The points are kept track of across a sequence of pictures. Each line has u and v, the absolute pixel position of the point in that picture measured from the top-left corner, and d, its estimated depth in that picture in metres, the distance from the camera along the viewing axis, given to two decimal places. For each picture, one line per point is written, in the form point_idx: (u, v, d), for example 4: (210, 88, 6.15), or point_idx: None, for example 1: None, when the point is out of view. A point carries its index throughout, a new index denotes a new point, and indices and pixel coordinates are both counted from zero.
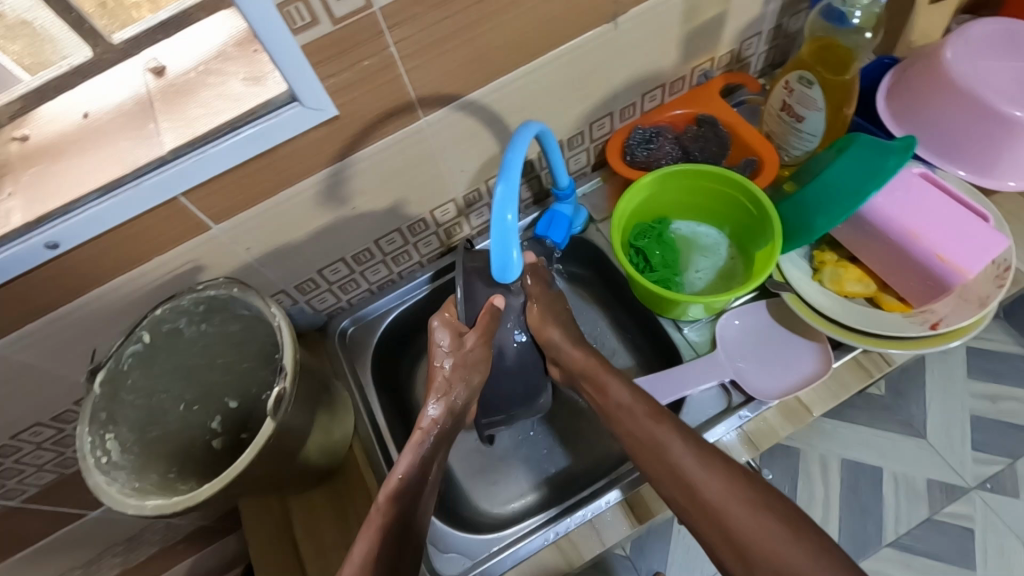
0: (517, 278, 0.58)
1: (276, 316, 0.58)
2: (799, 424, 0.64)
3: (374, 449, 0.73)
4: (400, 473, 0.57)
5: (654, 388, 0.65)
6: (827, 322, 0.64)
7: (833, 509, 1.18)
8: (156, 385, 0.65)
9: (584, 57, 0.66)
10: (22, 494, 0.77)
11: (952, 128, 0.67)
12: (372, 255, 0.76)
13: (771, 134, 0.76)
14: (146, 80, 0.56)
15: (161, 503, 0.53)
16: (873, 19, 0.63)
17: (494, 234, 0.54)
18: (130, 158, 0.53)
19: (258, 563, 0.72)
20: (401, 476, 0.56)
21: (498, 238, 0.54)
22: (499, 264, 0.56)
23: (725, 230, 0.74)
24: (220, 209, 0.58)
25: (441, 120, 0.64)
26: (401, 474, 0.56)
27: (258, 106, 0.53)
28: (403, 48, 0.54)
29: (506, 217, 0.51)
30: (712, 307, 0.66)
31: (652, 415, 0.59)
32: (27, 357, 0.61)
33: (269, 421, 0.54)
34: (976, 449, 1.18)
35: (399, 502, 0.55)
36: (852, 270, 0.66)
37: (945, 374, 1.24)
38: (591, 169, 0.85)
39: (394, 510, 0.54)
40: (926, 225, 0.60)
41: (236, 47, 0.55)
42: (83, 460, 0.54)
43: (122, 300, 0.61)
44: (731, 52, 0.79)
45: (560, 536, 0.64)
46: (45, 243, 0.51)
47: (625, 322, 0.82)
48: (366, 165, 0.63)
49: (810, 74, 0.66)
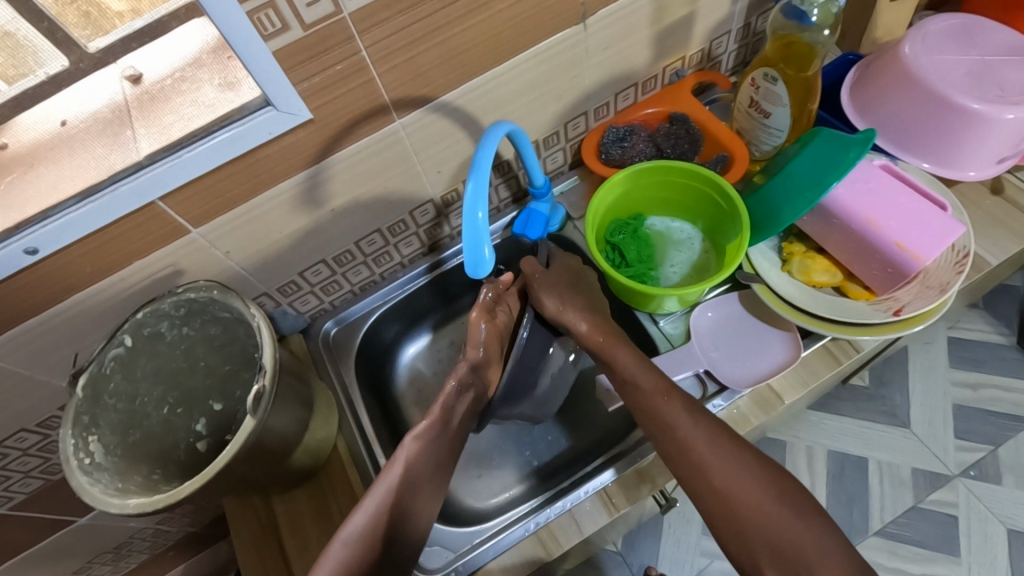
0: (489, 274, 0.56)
1: (256, 317, 0.59)
2: (771, 411, 0.65)
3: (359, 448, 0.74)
4: (403, 461, 0.59)
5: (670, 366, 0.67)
6: (795, 311, 0.66)
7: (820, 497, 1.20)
8: (138, 389, 0.65)
9: (552, 60, 0.68)
10: (9, 501, 0.77)
11: (914, 121, 0.69)
12: (354, 256, 0.77)
13: (741, 130, 0.78)
14: (123, 87, 0.56)
15: (143, 501, 0.54)
16: (831, 18, 0.65)
17: (466, 230, 0.54)
18: (106, 164, 0.54)
19: (246, 564, 0.72)
20: (405, 464, 0.59)
21: (470, 234, 0.53)
22: (471, 260, 0.54)
23: (699, 225, 0.76)
24: (199, 213, 0.59)
25: (415, 122, 0.65)
26: (404, 461, 0.59)
27: (233, 110, 0.55)
28: (374, 52, 0.55)
29: (477, 214, 0.52)
30: (686, 299, 0.68)
31: (659, 390, 0.60)
32: (8, 363, 0.61)
33: (249, 418, 0.55)
34: (959, 437, 1.20)
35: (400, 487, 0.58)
36: (819, 261, 0.67)
37: (926, 363, 1.27)
38: (569, 168, 0.87)
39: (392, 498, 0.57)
40: (886, 215, 0.62)
41: (211, 54, 0.55)
42: (66, 462, 0.55)
43: (104, 304, 0.62)
44: (701, 51, 0.81)
45: (540, 527, 0.65)
46: (24, 249, 0.52)
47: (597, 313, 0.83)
48: (342, 167, 0.64)
49: (774, 70, 0.68)
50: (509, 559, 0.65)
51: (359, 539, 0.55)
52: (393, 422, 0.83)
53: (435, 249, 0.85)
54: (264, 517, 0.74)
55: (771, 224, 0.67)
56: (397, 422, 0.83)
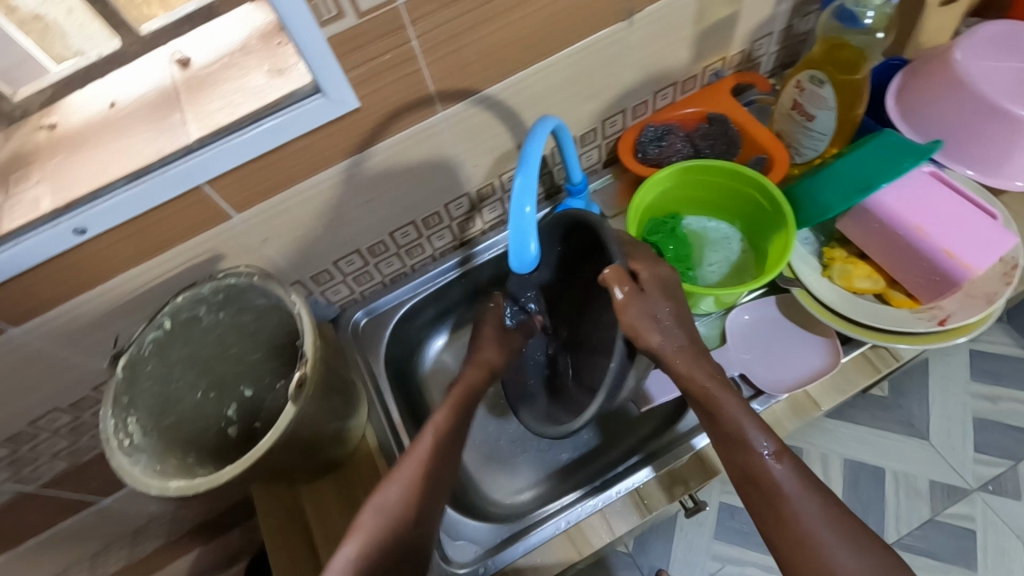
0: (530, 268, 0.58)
1: (296, 305, 0.59)
2: (806, 417, 0.65)
3: (388, 439, 0.74)
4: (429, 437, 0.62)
5: None
6: (834, 316, 0.65)
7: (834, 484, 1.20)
8: (173, 373, 0.65)
9: (595, 55, 0.67)
10: (37, 480, 0.78)
11: (961, 128, 0.68)
12: (386, 248, 0.77)
13: (781, 132, 0.77)
14: (171, 70, 0.57)
15: (183, 484, 0.54)
16: (886, 20, 0.64)
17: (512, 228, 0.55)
18: (155, 146, 0.53)
19: (269, 547, 0.72)
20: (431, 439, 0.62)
21: (516, 230, 0.54)
22: (517, 255, 0.56)
23: (736, 224, 0.76)
24: (241, 198, 0.59)
25: (456, 114, 0.65)
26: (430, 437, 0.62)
27: (282, 97, 0.54)
28: (424, 42, 0.55)
29: (524, 209, 0.53)
30: (722, 301, 0.67)
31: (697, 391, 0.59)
32: (46, 343, 0.61)
33: (290, 406, 0.55)
34: (978, 450, 1.18)
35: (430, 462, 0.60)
36: (861, 267, 0.67)
37: (946, 374, 1.25)
38: (603, 165, 0.86)
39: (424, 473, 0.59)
40: (935, 223, 0.61)
41: (260, 40, 0.57)
42: (107, 443, 0.55)
43: (143, 288, 0.62)
44: (742, 52, 0.80)
45: (571, 525, 0.65)
46: (73, 229, 0.52)
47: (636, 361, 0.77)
48: (383, 157, 0.64)
49: (821, 73, 0.67)
50: (539, 556, 0.64)
51: (391, 513, 0.56)
52: (418, 415, 0.83)
53: (466, 244, 0.85)
54: (290, 506, 0.74)
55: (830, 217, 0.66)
56: (421, 415, 0.83)
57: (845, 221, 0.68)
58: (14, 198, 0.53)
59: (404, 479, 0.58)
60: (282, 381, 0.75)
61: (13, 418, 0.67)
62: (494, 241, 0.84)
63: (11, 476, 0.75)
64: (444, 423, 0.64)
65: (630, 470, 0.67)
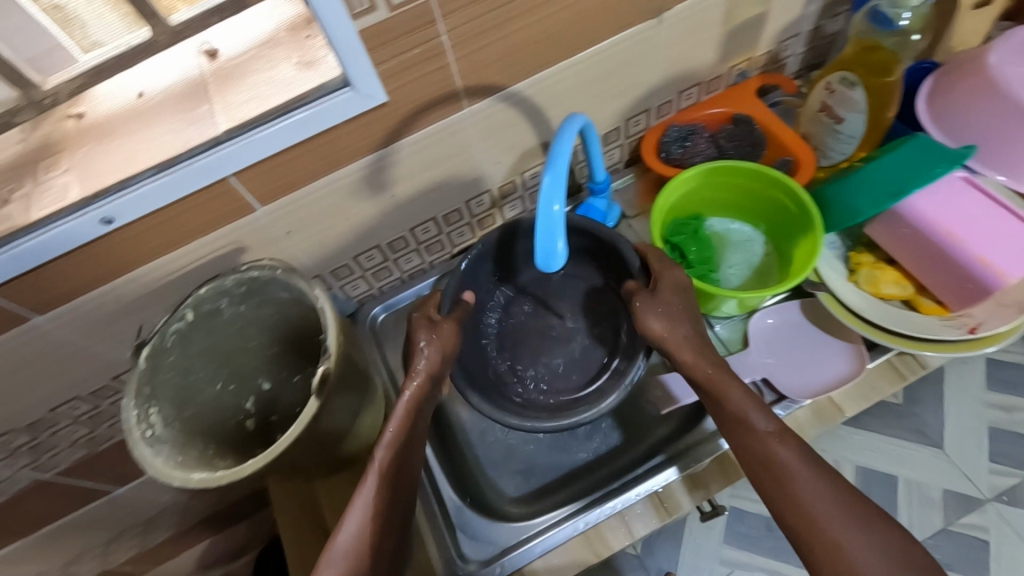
0: (558, 267, 0.56)
1: (319, 299, 0.59)
2: (830, 423, 0.64)
3: None
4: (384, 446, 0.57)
5: None
6: (860, 322, 0.64)
7: (846, 467, 1.21)
8: (194, 364, 0.65)
9: (623, 53, 0.67)
10: (54, 468, 0.78)
11: (994, 133, 0.67)
12: (406, 244, 0.76)
13: (807, 135, 0.76)
14: (199, 61, 0.56)
15: (206, 476, 0.54)
16: (920, 23, 0.64)
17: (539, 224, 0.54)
18: (183, 137, 0.53)
19: (285, 539, 0.73)
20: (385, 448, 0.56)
21: (543, 229, 0.53)
22: (542, 254, 0.55)
23: (760, 227, 0.75)
24: (266, 191, 0.59)
25: (483, 111, 0.64)
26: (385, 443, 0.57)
27: (311, 90, 0.53)
28: (454, 37, 0.55)
29: (553, 207, 0.52)
30: (746, 304, 0.67)
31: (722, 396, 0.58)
32: (68, 331, 0.62)
33: (314, 399, 0.55)
34: (994, 460, 1.17)
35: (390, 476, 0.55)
36: (888, 272, 0.66)
37: (962, 384, 1.24)
38: (624, 165, 0.85)
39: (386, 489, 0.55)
40: (967, 228, 0.61)
41: (288, 32, 0.56)
42: (129, 433, 0.55)
43: (167, 279, 0.62)
44: (769, 52, 0.79)
45: (589, 527, 0.66)
46: (100, 218, 0.52)
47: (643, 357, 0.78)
48: (406, 153, 0.64)
49: (852, 76, 0.67)
50: (555, 557, 0.65)
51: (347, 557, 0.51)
52: None
53: None
54: (306, 500, 0.75)
55: (857, 220, 0.65)
56: None
57: (874, 226, 0.67)
58: (42, 186, 0.53)
59: (361, 509, 0.53)
60: (299, 375, 0.74)
61: (34, 405, 0.68)
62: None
63: (30, 463, 0.75)
64: (394, 440, 0.57)
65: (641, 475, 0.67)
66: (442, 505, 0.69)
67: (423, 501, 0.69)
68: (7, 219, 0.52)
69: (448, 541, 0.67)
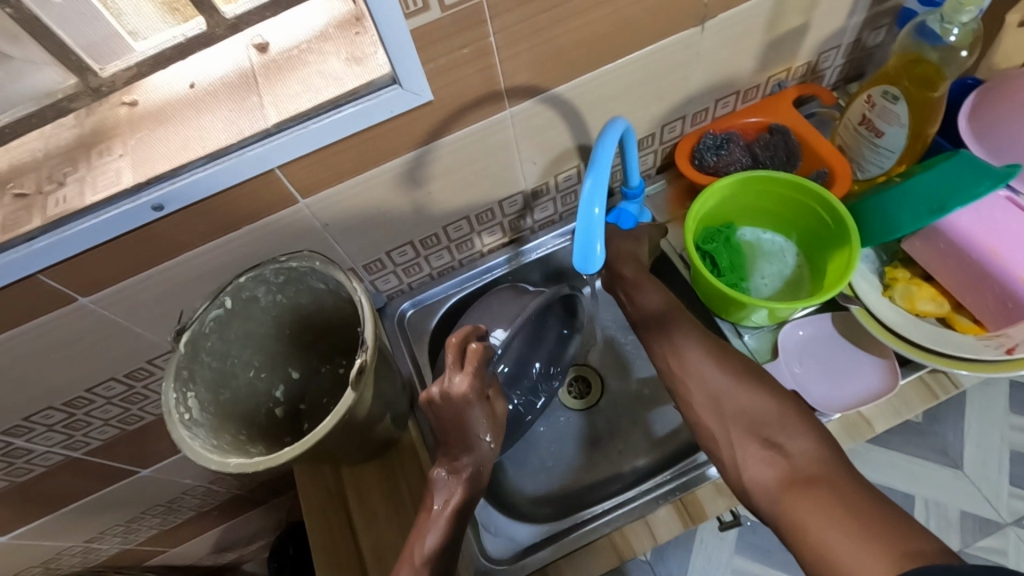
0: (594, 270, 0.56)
1: (357, 291, 0.59)
2: (859, 438, 0.64)
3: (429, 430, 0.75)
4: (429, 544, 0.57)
5: None
6: (894, 337, 0.64)
7: None
8: (230, 350, 0.66)
9: (665, 58, 0.67)
10: (86, 446, 0.80)
11: None
12: (438, 241, 0.77)
13: (844, 146, 0.76)
14: (250, 55, 0.58)
15: (242, 462, 0.55)
16: (969, 38, 0.63)
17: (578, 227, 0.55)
18: (235, 128, 0.54)
19: (309, 526, 0.74)
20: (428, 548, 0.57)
21: (583, 230, 0.54)
22: (582, 255, 0.55)
23: (793, 238, 0.75)
24: (309, 184, 0.60)
25: (525, 111, 0.65)
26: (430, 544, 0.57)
27: (360, 86, 0.54)
28: (501, 38, 0.55)
29: (594, 210, 0.53)
30: (776, 314, 0.67)
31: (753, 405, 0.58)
32: (112, 313, 0.63)
33: (349, 391, 0.56)
34: (1014, 484, 1.15)
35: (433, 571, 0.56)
36: (925, 289, 0.65)
37: (985, 406, 1.22)
38: (656, 171, 0.86)
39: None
40: (1011, 246, 0.61)
41: (337, 28, 0.57)
42: (169, 416, 0.56)
43: (208, 266, 0.63)
44: (808, 63, 0.79)
45: (612, 530, 0.65)
46: (151, 205, 0.53)
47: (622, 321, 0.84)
48: (445, 151, 0.64)
49: (895, 89, 0.67)
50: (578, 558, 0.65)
51: None
52: None
53: (515, 241, 0.85)
54: (333, 488, 0.76)
55: (896, 235, 0.66)
56: None
57: (912, 241, 0.67)
58: (96, 170, 0.54)
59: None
60: (327, 365, 0.77)
61: (73, 383, 0.69)
62: (545, 239, 0.84)
63: (64, 439, 0.77)
64: (434, 553, 0.56)
65: (663, 479, 0.67)
66: None
67: None
68: (62, 202, 0.53)
69: (471, 536, 0.66)
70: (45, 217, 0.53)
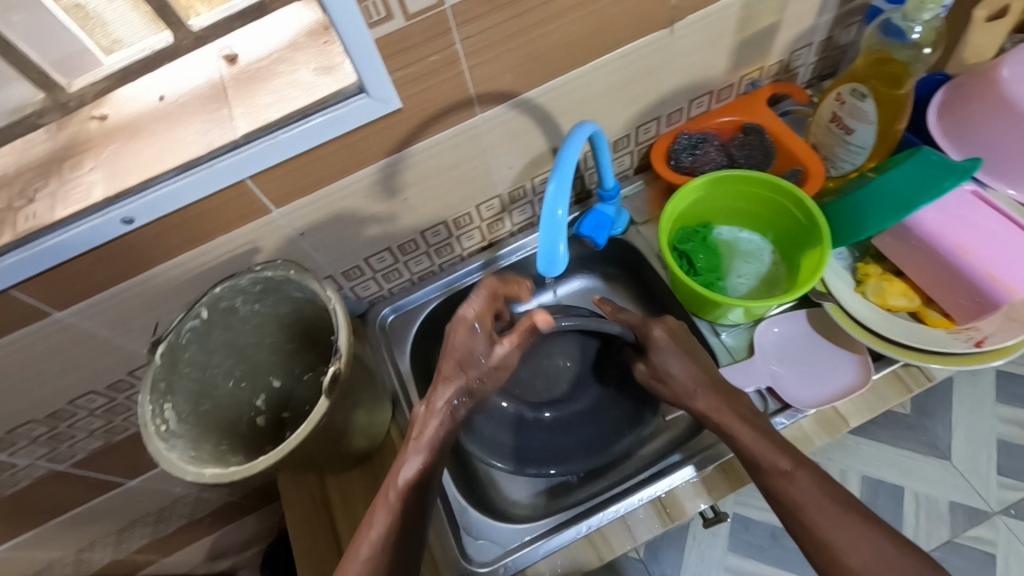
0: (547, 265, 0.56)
1: (331, 299, 0.60)
2: (836, 433, 0.65)
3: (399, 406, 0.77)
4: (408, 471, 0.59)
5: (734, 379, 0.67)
6: (868, 332, 0.64)
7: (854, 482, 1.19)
8: (210, 360, 0.67)
9: (636, 62, 0.67)
10: (70, 458, 0.80)
11: (1002, 146, 0.67)
12: (417, 246, 0.78)
13: (818, 145, 0.77)
14: (220, 66, 0.58)
15: (218, 472, 0.55)
16: (932, 35, 0.64)
17: (543, 230, 0.55)
18: (204, 140, 0.54)
19: (294, 532, 0.74)
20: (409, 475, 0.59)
21: (547, 231, 0.55)
22: (545, 257, 0.56)
23: (768, 236, 0.76)
24: (282, 194, 0.60)
25: (497, 116, 0.65)
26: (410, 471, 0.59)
27: (329, 95, 0.55)
28: (468, 45, 0.56)
29: (557, 212, 0.53)
30: (751, 313, 0.67)
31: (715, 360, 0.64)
32: (88, 326, 0.63)
33: (324, 398, 0.56)
34: (1003, 474, 1.16)
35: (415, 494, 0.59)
36: (897, 284, 0.67)
37: (972, 398, 1.23)
38: (634, 171, 0.86)
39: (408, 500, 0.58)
40: (978, 242, 0.62)
41: (307, 38, 0.58)
42: (145, 428, 0.56)
43: (184, 277, 0.64)
44: (781, 61, 0.79)
45: (592, 530, 0.66)
46: (122, 218, 0.53)
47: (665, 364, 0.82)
48: (418, 158, 0.64)
49: (864, 87, 0.67)
50: (559, 560, 0.65)
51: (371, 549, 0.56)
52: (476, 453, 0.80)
53: (493, 245, 0.85)
54: (316, 495, 0.76)
55: (866, 234, 0.66)
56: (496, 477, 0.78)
57: (883, 237, 0.68)
58: (68, 185, 0.54)
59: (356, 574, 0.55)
60: (310, 372, 0.77)
61: (54, 397, 0.69)
62: (520, 244, 0.84)
63: (48, 452, 0.77)
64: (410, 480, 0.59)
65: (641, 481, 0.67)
66: (447, 504, 0.69)
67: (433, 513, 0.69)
68: (33, 217, 0.53)
69: (452, 540, 0.67)
70: (15, 232, 0.53)
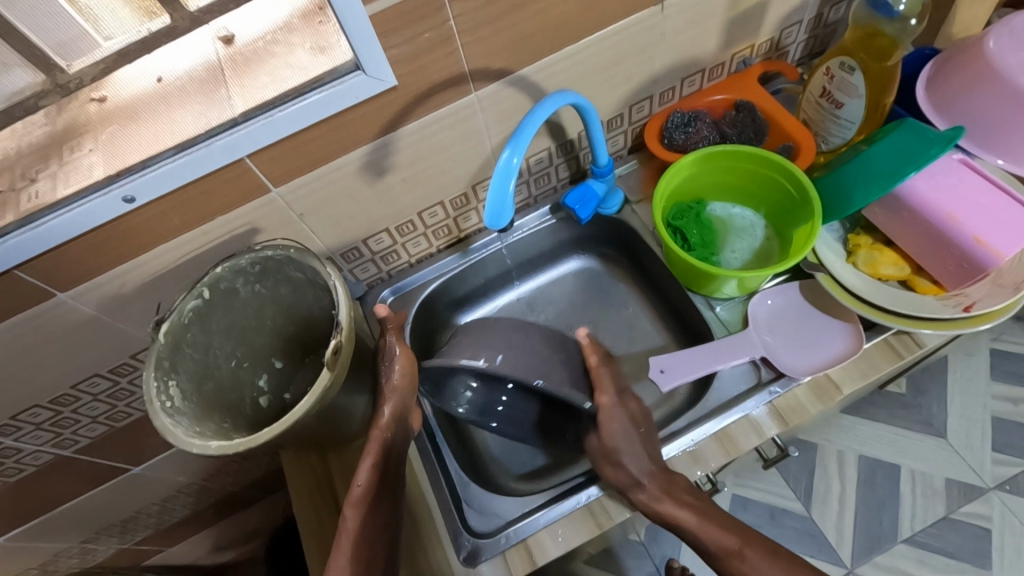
0: (510, 220, 0.59)
1: (332, 277, 0.61)
2: (829, 401, 0.66)
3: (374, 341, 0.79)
4: (360, 481, 0.58)
5: (675, 371, 0.70)
6: (859, 302, 0.66)
7: (849, 502, 1.18)
8: (213, 341, 0.68)
9: (628, 39, 0.68)
10: (74, 444, 0.81)
11: (989, 117, 0.68)
12: (415, 227, 0.78)
13: (808, 121, 0.78)
14: (216, 48, 0.58)
15: (223, 444, 0.56)
16: (918, 7, 0.65)
17: (495, 177, 0.57)
18: (203, 119, 0.55)
19: (297, 509, 0.76)
20: (361, 484, 0.58)
21: (497, 181, 0.56)
22: (494, 210, 0.57)
23: (761, 212, 0.77)
24: (280, 174, 0.61)
25: (491, 94, 0.66)
26: (361, 482, 0.58)
27: (324, 73, 0.56)
28: (462, 22, 0.56)
29: (513, 159, 0.55)
30: (745, 285, 0.69)
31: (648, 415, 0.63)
32: (92, 309, 0.64)
33: (326, 371, 0.57)
34: (998, 450, 1.17)
35: (366, 507, 0.58)
36: (887, 254, 0.68)
37: (967, 374, 1.24)
38: (628, 152, 0.87)
39: (360, 517, 0.57)
40: (969, 210, 0.63)
41: (301, 20, 0.58)
42: (150, 404, 0.58)
43: (185, 258, 0.65)
44: (771, 40, 0.80)
45: (593, 500, 0.67)
46: (123, 197, 0.54)
47: (664, 315, 0.84)
48: (413, 138, 0.65)
49: (851, 61, 0.69)
50: (559, 531, 0.66)
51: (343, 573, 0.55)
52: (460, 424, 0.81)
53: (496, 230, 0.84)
54: (320, 475, 0.77)
55: (855, 209, 0.68)
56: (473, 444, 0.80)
57: (873, 208, 0.69)
58: (67, 166, 0.55)
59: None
60: (311, 355, 0.76)
61: (58, 380, 0.70)
62: (490, 238, 0.84)
63: (53, 438, 0.78)
64: (366, 484, 0.58)
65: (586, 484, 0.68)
66: (448, 477, 0.71)
67: (434, 479, 0.70)
68: (35, 197, 0.54)
69: (455, 513, 0.68)
70: (18, 212, 0.53)
